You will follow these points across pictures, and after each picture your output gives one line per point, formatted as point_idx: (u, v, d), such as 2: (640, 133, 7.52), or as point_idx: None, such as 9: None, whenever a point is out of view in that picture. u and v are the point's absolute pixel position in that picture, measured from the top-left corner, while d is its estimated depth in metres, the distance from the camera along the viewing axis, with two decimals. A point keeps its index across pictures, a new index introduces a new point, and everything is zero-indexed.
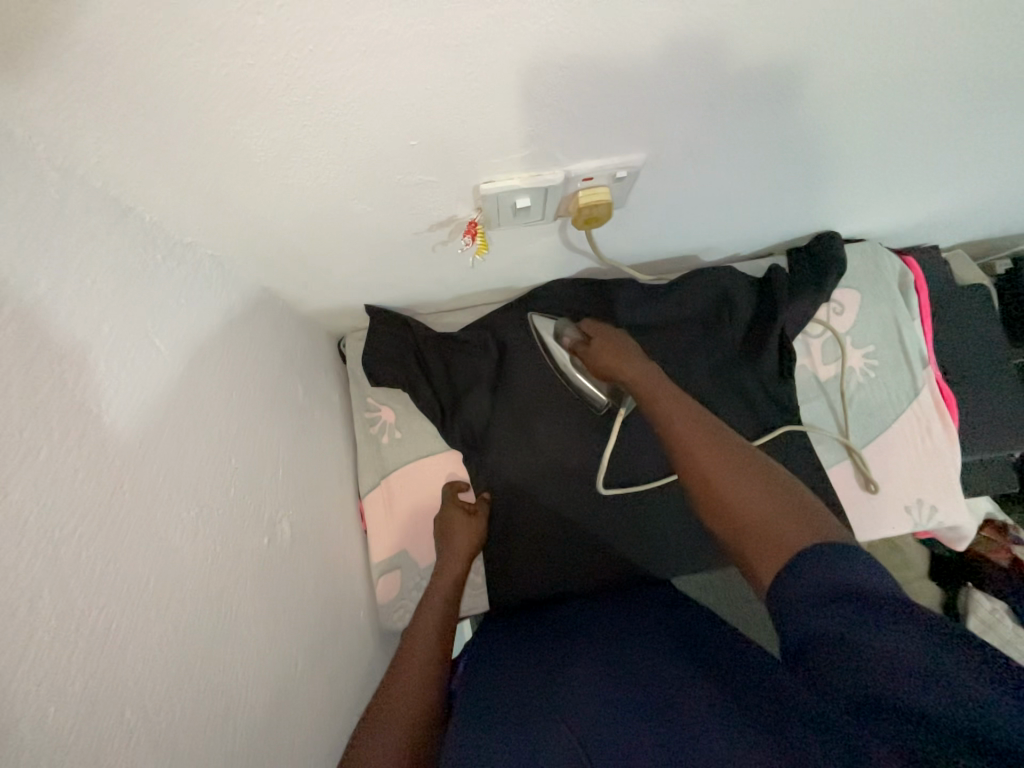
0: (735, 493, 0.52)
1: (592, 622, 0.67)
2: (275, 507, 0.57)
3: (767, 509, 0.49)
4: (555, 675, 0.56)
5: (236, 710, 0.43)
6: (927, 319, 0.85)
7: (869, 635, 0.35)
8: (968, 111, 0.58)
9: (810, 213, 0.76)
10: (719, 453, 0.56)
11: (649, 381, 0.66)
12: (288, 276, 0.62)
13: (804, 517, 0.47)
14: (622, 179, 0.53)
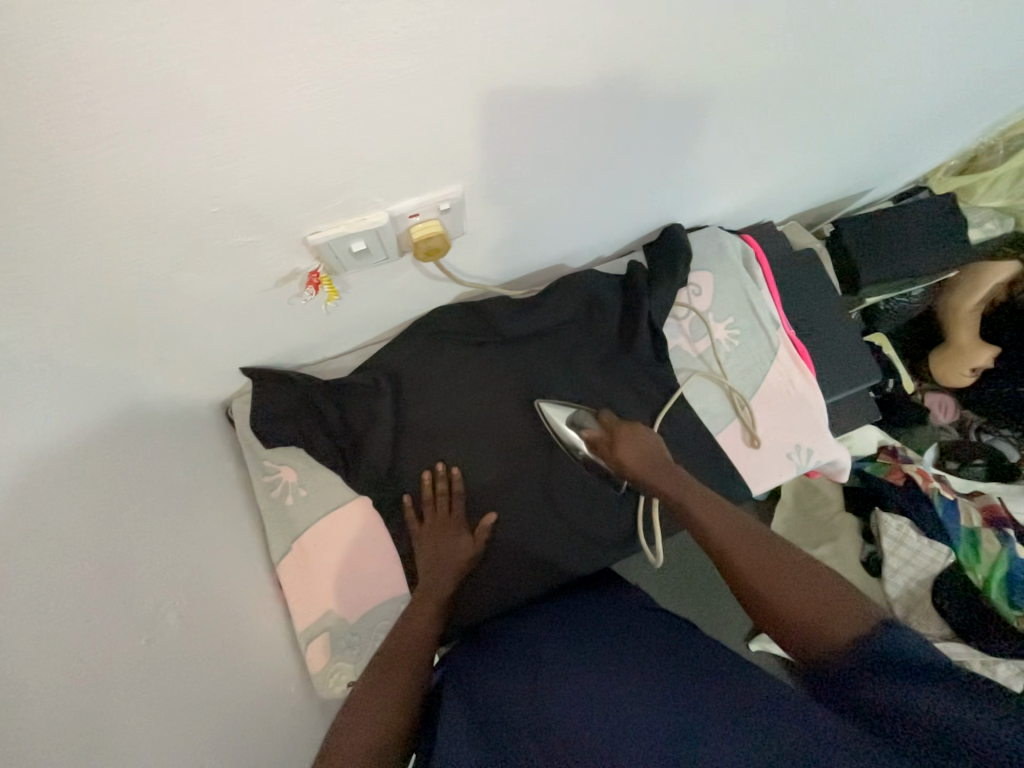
0: (776, 579, 0.58)
1: (526, 636, 0.68)
2: (153, 599, 0.53)
3: (815, 596, 0.55)
4: (510, 692, 0.56)
5: None
6: (772, 286, 0.96)
7: (914, 691, 0.44)
8: (728, 114, 0.69)
9: (648, 212, 0.85)
10: (755, 548, 0.62)
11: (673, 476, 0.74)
12: (137, 356, 0.60)
13: (844, 603, 0.54)
14: (448, 210, 0.56)
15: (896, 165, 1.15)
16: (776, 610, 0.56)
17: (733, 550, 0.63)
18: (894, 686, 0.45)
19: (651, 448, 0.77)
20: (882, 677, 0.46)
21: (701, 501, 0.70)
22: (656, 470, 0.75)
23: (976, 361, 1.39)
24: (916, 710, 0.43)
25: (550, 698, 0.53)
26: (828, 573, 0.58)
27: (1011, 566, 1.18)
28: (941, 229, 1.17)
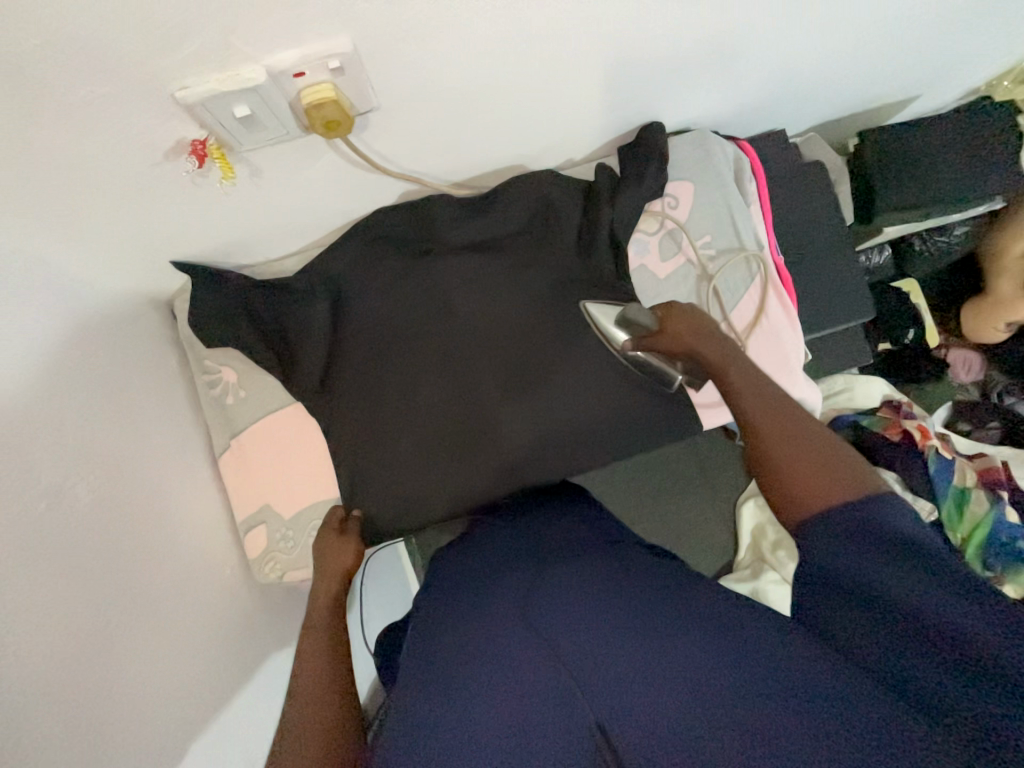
0: (794, 442, 0.56)
1: (468, 568, 0.65)
2: (61, 473, 0.55)
3: (823, 461, 0.53)
4: (455, 648, 0.52)
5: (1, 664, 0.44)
6: (765, 202, 0.85)
7: (905, 589, 0.41)
8: None
9: (622, 104, 0.74)
10: (792, 421, 0.58)
11: (722, 350, 0.69)
12: (40, 235, 0.57)
13: (852, 470, 0.52)
14: (340, 70, 0.49)
15: (948, 66, 0.96)
16: (784, 465, 0.55)
17: (761, 409, 0.60)
18: (891, 572, 0.43)
19: (705, 332, 0.72)
20: (878, 565, 0.44)
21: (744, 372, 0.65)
22: (708, 345, 0.70)
23: (1013, 316, 1.27)
24: (919, 620, 0.40)
25: (480, 649, 0.50)
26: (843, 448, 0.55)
27: (992, 527, 1.15)
28: (990, 150, 1.00)
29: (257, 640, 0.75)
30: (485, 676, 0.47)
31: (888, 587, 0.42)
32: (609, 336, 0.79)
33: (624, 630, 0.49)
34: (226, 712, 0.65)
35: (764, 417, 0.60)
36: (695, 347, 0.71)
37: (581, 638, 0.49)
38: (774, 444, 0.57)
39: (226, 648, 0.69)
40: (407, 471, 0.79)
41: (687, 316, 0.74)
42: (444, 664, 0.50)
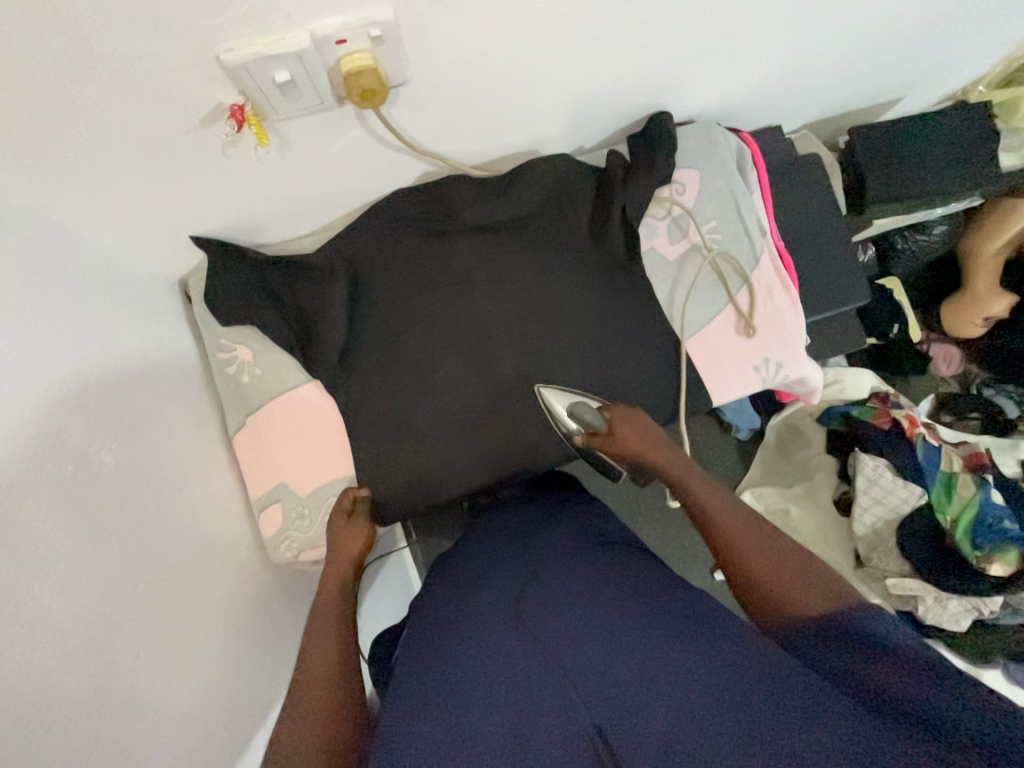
0: (761, 563, 0.57)
1: (473, 566, 0.69)
2: (86, 438, 0.55)
3: (795, 576, 0.56)
4: (452, 645, 0.54)
5: (33, 619, 0.43)
6: (766, 190, 0.89)
7: (905, 684, 0.43)
8: None
9: (634, 91, 0.77)
10: (752, 538, 0.60)
11: (677, 460, 0.70)
12: (67, 201, 0.58)
13: (820, 581, 0.55)
14: (380, 39, 0.50)
15: (931, 68, 1.02)
16: (758, 588, 0.56)
17: (723, 528, 0.62)
18: (874, 655, 0.46)
19: (656, 440, 0.71)
20: (879, 662, 0.45)
21: (704, 483, 0.66)
22: (662, 453, 0.71)
23: (992, 311, 1.36)
24: (923, 714, 0.41)
25: (493, 642, 0.52)
26: (801, 550, 0.58)
27: (980, 508, 1.17)
28: (969, 147, 1.06)
29: (271, 620, 0.74)
30: (498, 667, 0.50)
31: (888, 678, 0.44)
32: (562, 424, 0.77)
33: (610, 621, 0.51)
34: (244, 689, 0.64)
35: (730, 539, 0.60)
36: (650, 457, 0.71)
37: (568, 632, 0.51)
38: (742, 571, 0.58)
39: (242, 625, 0.68)
40: (424, 449, 0.79)
41: (633, 422, 0.73)
42: (463, 653, 0.53)
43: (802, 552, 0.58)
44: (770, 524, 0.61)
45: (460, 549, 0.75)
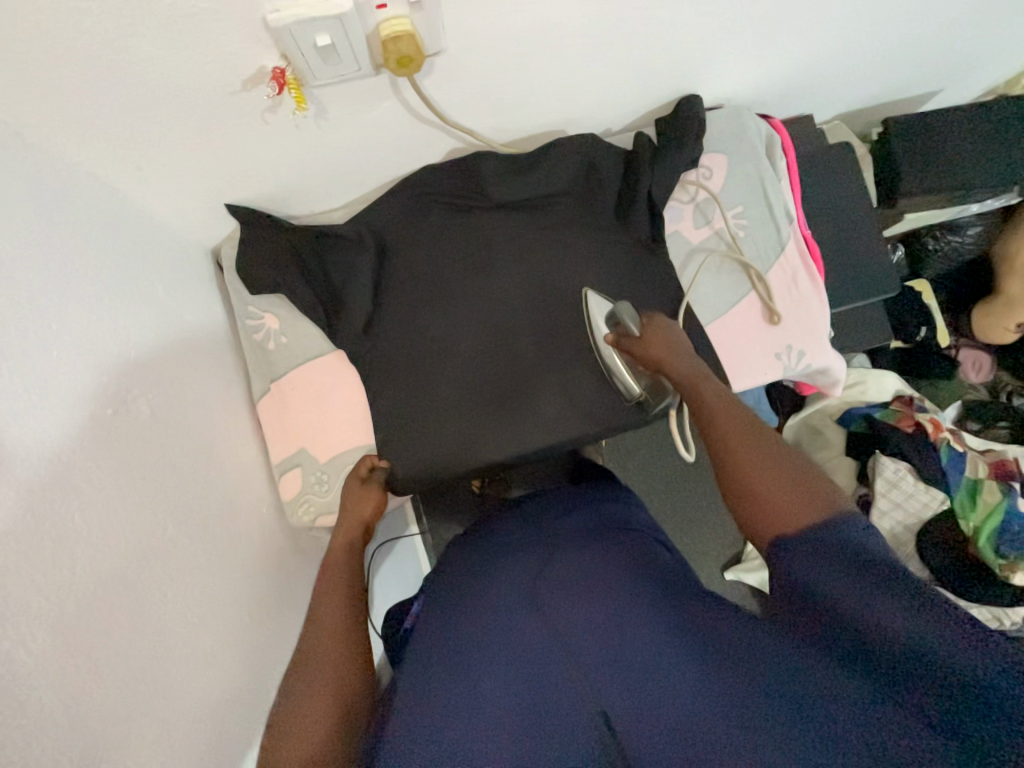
0: (765, 474, 0.54)
1: (490, 554, 0.67)
2: (121, 387, 0.57)
3: (796, 497, 0.51)
4: (466, 625, 0.54)
5: (71, 548, 0.46)
6: (795, 177, 0.88)
7: (899, 613, 0.39)
8: None
9: (666, 71, 0.77)
10: (770, 453, 0.56)
11: (700, 373, 0.66)
12: (113, 160, 0.60)
13: (827, 508, 0.50)
14: (420, 6, 0.51)
15: (973, 59, 1.00)
16: (753, 492, 0.53)
17: (737, 435, 0.58)
18: (851, 588, 0.42)
19: (682, 351, 0.69)
20: (865, 588, 0.41)
21: (725, 399, 0.63)
22: (684, 364, 0.68)
23: (1020, 317, 1.31)
24: (918, 650, 0.37)
25: (509, 621, 0.52)
26: (821, 482, 0.53)
27: (1005, 516, 1.13)
28: (1010, 143, 1.03)
29: (285, 582, 0.76)
30: (511, 646, 0.50)
31: (879, 606, 0.40)
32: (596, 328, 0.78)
33: (619, 620, 0.50)
34: (260, 642, 0.66)
35: (739, 447, 0.57)
36: (672, 362, 0.68)
37: (585, 625, 0.50)
38: (744, 473, 0.55)
39: (259, 582, 0.70)
40: (440, 423, 0.80)
41: (668, 329, 0.71)
42: (478, 628, 0.53)
43: (822, 483, 0.53)
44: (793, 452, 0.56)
45: (482, 531, 0.76)
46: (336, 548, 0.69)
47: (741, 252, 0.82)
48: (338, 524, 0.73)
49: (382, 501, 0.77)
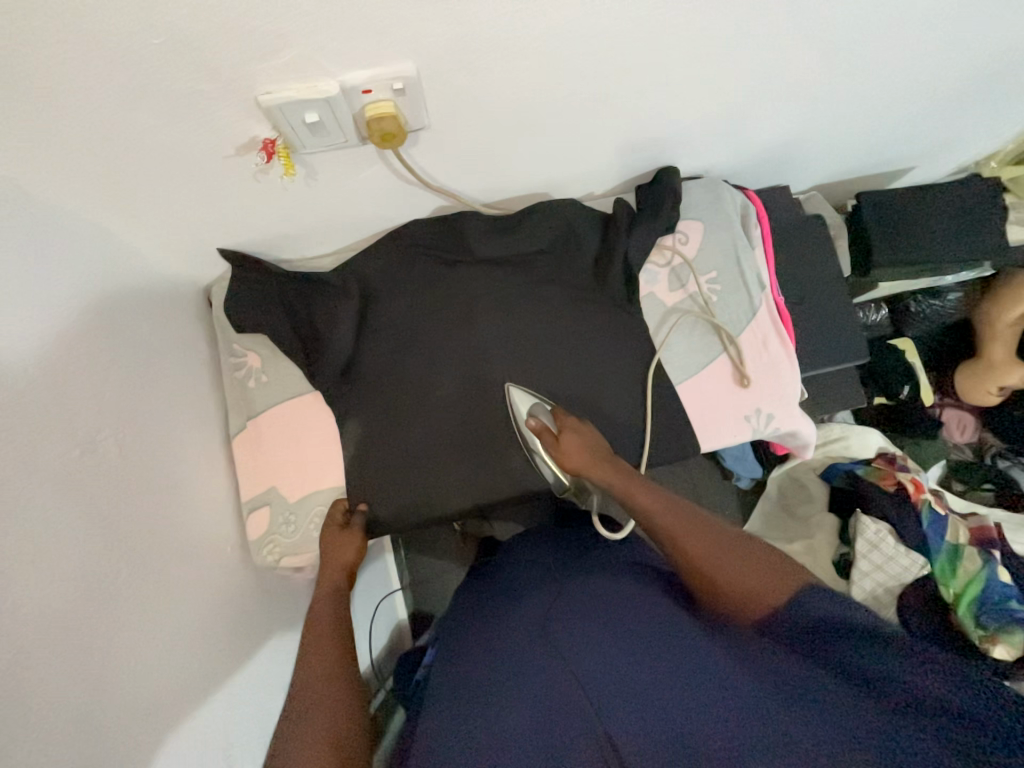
0: (709, 563, 0.59)
1: (477, 627, 0.67)
2: (93, 426, 0.58)
3: (741, 571, 0.57)
4: (479, 676, 0.57)
5: (20, 593, 0.46)
6: (769, 246, 0.92)
7: (902, 663, 0.42)
8: (725, 37, 0.65)
9: (643, 147, 0.82)
10: (697, 537, 0.62)
11: (619, 466, 0.74)
12: (108, 209, 0.63)
13: (766, 568, 0.57)
14: (402, 91, 0.56)
15: (940, 143, 1.05)
16: (714, 593, 0.57)
17: (669, 530, 0.64)
18: (863, 651, 0.44)
19: (595, 447, 0.76)
20: (869, 644, 0.44)
21: (644, 488, 0.70)
22: (603, 462, 0.74)
23: (1006, 380, 1.33)
24: (924, 696, 0.40)
25: (515, 667, 0.56)
26: (740, 543, 0.61)
27: (985, 585, 1.10)
28: (977, 221, 1.08)
29: (245, 626, 0.75)
30: (521, 692, 0.52)
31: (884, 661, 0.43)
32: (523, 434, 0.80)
33: (645, 644, 0.53)
34: (211, 691, 0.65)
35: (677, 540, 0.63)
36: (595, 466, 0.74)
37: (595, 657, 0.52)
38: (694, 574, 0.60)
39: (216, 627, 0.69)
40: (413, 469, 0.81)
41: (579, 427, 0.78)
42: (486, 683, 0.56)
43: (742, 543, 0.61)
44: (709, 520, 0.64)
45: (476, 585, 0.79)
46: (322, 598, 0.70)
47: (713, 316, 0.85)
48: (321, 569, 0.75)
49: (364, 544, 0.78)
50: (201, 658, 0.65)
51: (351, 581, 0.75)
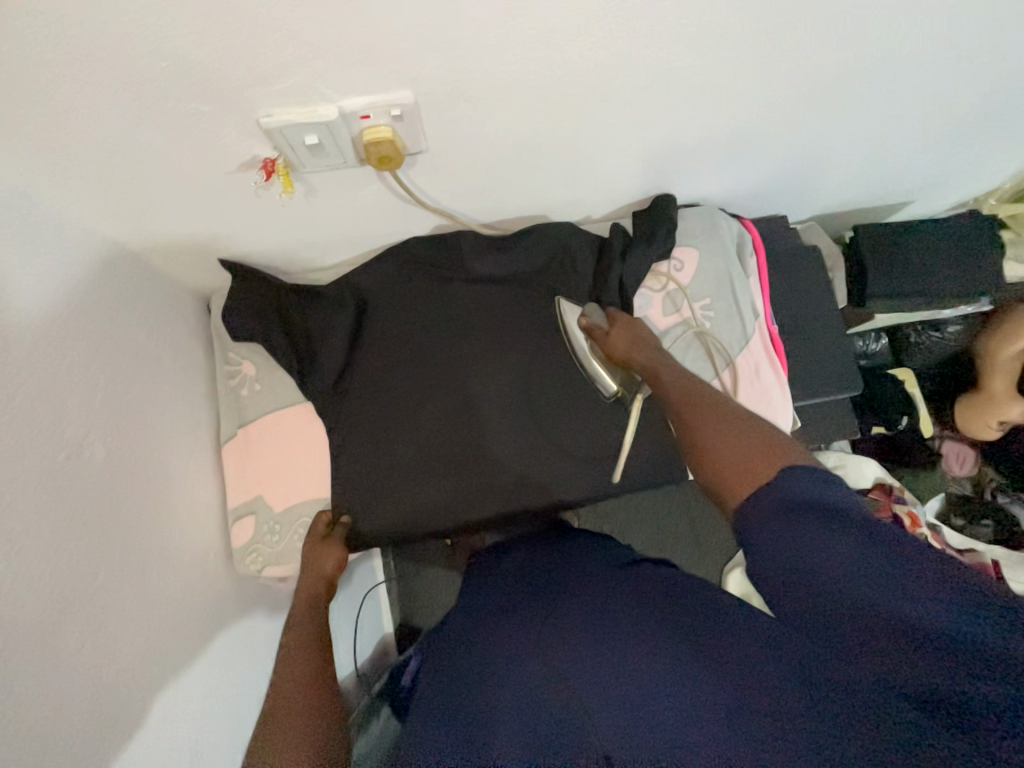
0: (718, 435, 0.59)
1: (446, 642, 0.66)
2: (82, 429, 0.59)
3: (747, 446, 0.56)
4: (458, 688, 0.57)
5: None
6: (764, 275, 0.92)
7: (893, 593, 0.40)
8: (720, 73, 0.66)
9: (640, 175, 0.84)
10: (719, 416, 0.62)
11: (660, 357, 0.75)
12: (113, 218, 0.65)
13: (771, 452, 0.54)
14: (400, 117, 0.58)
15: (938, 179, 1.06)
16: (714, 457, 0.58)
17: (693, 407, 0.65)
18: (853, 579, 0.42)
19: (645, 340, 0.77)
20: (859, 572, 0.42)
21: (679, 375, 0.71)
22: (649, 352, 0.76)
23: (1006, 415, 1.31)
24: (918, 631, 0.38)
25: (495, 677, 0.55)
26: (764, 428, 0.58)
27: None
28: (975, 256, 1.08)
29: (223, 635, 0.74)
30: (504, 699, 0.52)
31: (877, 592, 0.41)
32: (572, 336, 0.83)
33: (628, 640, 0.52)
34: (183, 700, 0.64)
35: (694, 413, 0.64)
36: (634, 355, 0.76)
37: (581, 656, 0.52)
38: (700, 442, 0.61)
39: (194, 633, 0.69)
40: (400, 482, 0.81)
41: (636, 326, 0.79)
42: (461, 700, 0.55)
43: (771, 429, 0.58)
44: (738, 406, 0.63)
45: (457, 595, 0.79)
46: (299, 604, 0.71)
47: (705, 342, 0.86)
48: (302, 579, 0.75)
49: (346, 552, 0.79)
50: (176, 665, 0.64)
51: (330, 589, 0.75)
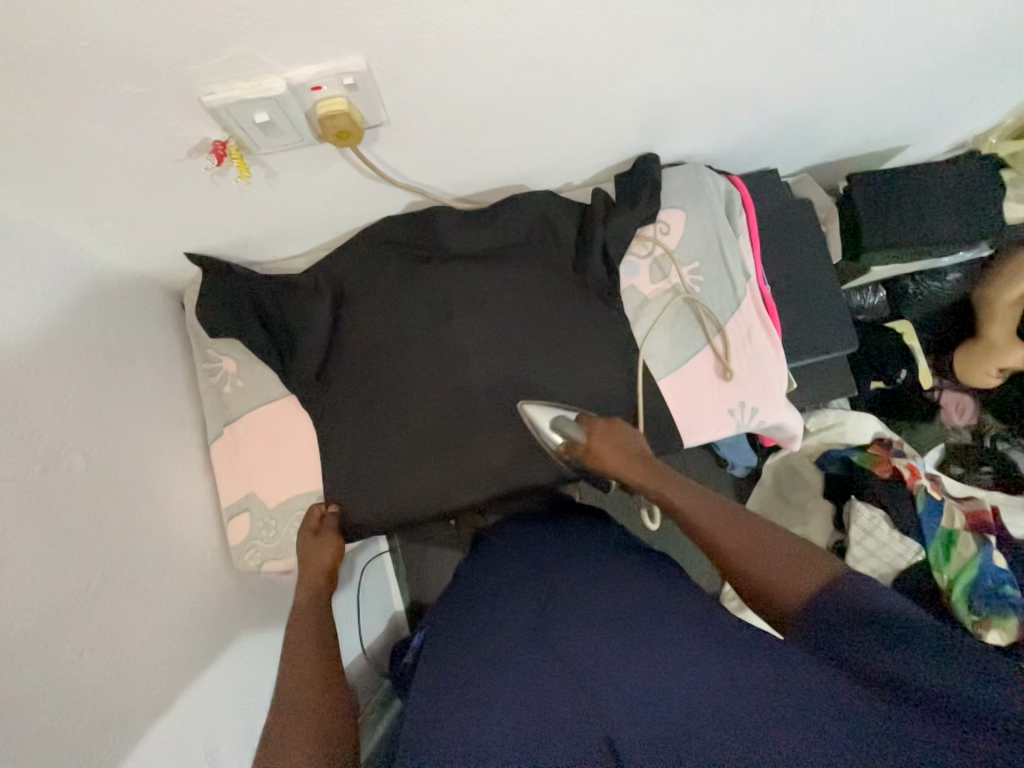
0: (751, 559, 0.59)
1: (446, 625, 0.66)
2: (57, 440, 0.58)
3: (787, 568, 0.56)
4: (459, 664, 0.57)
5: None
6: (754, 234, 0.89)
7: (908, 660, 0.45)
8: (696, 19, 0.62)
9: (619, 135, 0.79)
10: (737, 532, 0.62)
11: (652, 467, 0.73)
12: (66, 217, 0.62)
13: (809, 565, 0.56)
14: (354, 86, 0.54)
15: (935, 118, 1.01)
16: (756, 585, 0.58)
17: (710, 528, 0.64)
18: (874, 649, 0.47)
19: (626, 448, 0.75)
20: (877, 644, 0.47)
21: (682, 488, 0.69)
22: (638, 465, 0.73)
23: (1005, 362, 1.29)
24: (934, 694, 0.43)
25: (499, 657, 0.56)
26: (784, 536, 0.60)
27: (981, 570, 1.04)
28: (973, 199, 1.04)
29: (229, 630, 0.75)
30: (510, 683, 0.52)
31: (896, 660, 0.46)
32: (544, 439, 0.78)
33: (638, 643, 0.54)
34: (193, 696, 0.65)
35: (715, 533, 0.63)
36: (627, 469, 0.74)
37: (589, 652, 0.53)
38: (734, 567, 0.60)
39: (198, 632, 0.70)
40: (392, 470, 0.80)
41: (611, 431, 0.77)
42: (463, 674, 0.55)
43: (789, 536, 0.60)
44: (750, 515, 0.63)
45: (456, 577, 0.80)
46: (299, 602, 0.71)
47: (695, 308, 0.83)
48: (301, 573, 0.75)
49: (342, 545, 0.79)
50: (182, 663, 0.65)
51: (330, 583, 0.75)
